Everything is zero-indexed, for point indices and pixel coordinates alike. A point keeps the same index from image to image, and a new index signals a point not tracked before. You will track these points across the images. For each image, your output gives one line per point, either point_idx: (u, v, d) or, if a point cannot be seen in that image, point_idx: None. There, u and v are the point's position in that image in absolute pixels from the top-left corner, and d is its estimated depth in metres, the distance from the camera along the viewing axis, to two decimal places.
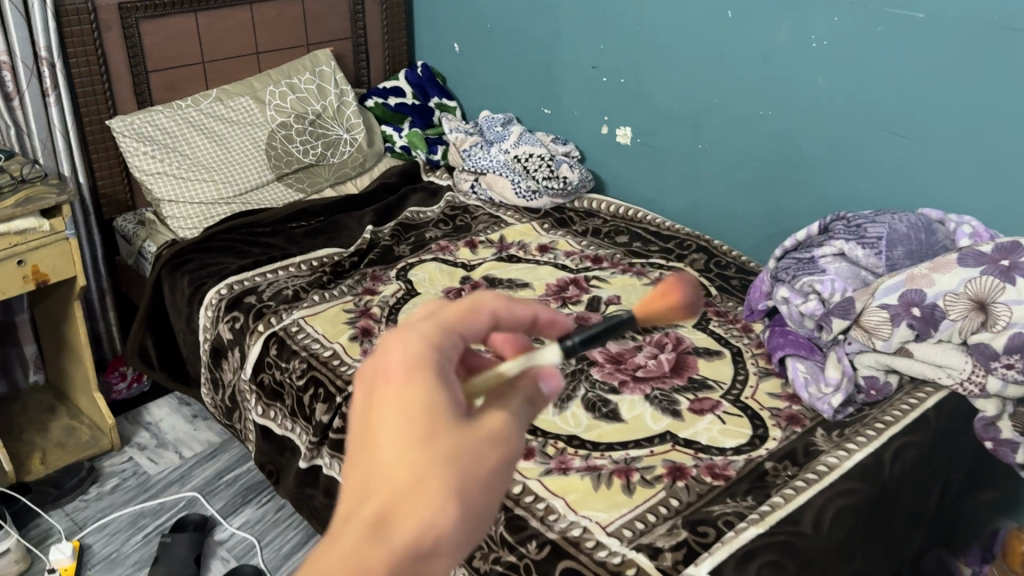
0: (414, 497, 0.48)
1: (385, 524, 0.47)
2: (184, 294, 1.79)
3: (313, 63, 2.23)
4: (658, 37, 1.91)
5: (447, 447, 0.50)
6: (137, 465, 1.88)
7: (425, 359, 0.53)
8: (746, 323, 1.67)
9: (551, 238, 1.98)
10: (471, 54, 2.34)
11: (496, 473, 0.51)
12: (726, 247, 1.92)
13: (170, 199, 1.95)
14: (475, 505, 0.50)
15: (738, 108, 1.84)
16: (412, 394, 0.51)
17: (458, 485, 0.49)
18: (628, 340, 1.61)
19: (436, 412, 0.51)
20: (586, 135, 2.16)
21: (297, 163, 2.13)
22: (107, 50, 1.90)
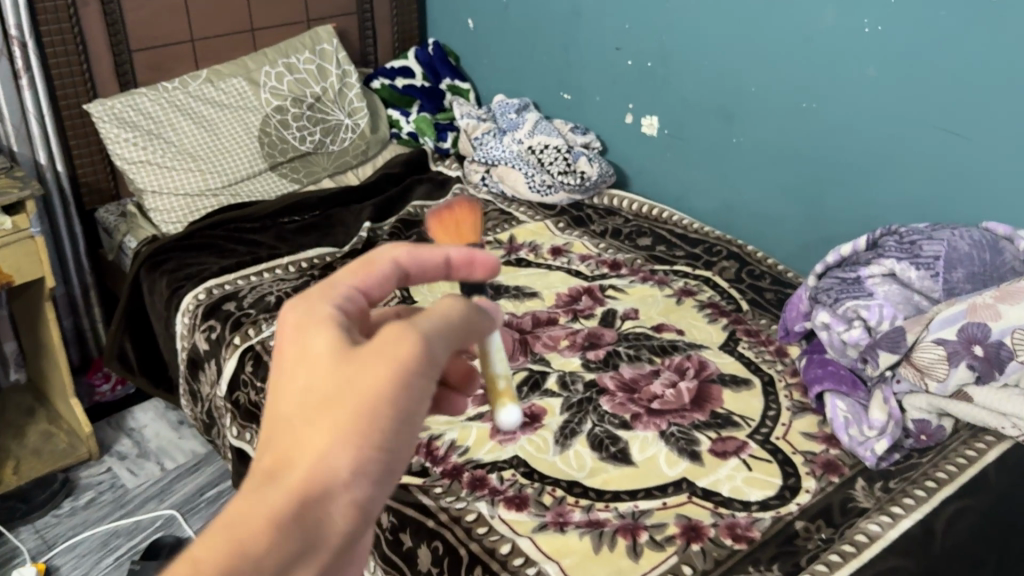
0: (299, 445, 0.51)
1: (281, 474, 0.50)
2: (162, 296, 1.65)
3: (313, 41, 2.05)
4: (689, 16, 1.70)
5: (343, 376, 0.52)
6: (115, 477, 1.76)
7: (312, 312, 0.56)
8: (780, 345, 1.49)
9: (565, 240, 1.81)
10: (485, 31, 2.15)
11: (388, 402, 0.51)
12: (760, 253, 1.72)
13: (153, 189, 1.80)
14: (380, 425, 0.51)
15: (777, 99, 1.63)
16: (305, 342, 0.54)
17: (362, 411, 0.51)
18: (644, 364, 1.43)
19: (328, 351, 0.54)
20: (608, 124, 1.96)
21: (293, 151, 1.96)
22: (86, 28, 1.74)
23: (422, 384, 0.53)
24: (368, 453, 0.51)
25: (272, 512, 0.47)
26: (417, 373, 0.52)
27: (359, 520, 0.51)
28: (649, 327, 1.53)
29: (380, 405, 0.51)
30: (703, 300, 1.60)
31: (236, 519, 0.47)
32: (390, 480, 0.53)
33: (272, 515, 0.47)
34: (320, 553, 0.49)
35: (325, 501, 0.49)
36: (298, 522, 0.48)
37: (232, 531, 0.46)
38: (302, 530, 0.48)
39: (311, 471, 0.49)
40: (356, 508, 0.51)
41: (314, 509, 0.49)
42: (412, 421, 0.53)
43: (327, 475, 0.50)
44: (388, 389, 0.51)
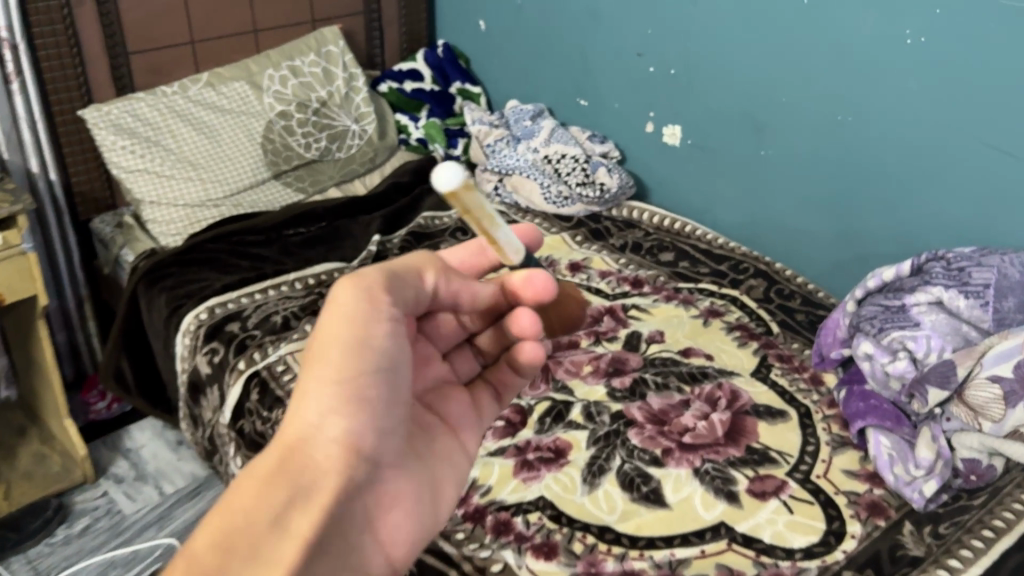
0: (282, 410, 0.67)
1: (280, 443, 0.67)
2: (160, 314, 1.56)
3: (319, 43, 1.96)
4: (716, 21, 1.62)
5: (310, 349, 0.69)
6: (111, 502, 1.68)
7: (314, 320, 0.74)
8: (815, 372, 1.41)
9: (584, 254, 1.73)
10: (498, 32, 2.06)
11: (340, 343, 0.67)
12: (789, 271, 1.64)
13: (152, 200, 1.71)
14: (338, 367, 0.66)
15: (809, 111, 1.55)
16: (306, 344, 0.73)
17: (323, 361, 0.67)
18: (674, 393, 1.35)
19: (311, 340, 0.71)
20: (627, 132, 1.88)
21: (298, 159, 1.87)
22: (81, 29, 1.65)
23: (369, 316, 0.68)
24: (336, 393, 0.66)
25: (263, 472, 0.64)
26: (362, 312, 0.68)
27: (345, 452, 0.66)
28: (677, 352, 1.45)
29: (328, 348, 0.67)
30: (731, 322, 1.53)
31: (238, 491, 0.64)
32: (370, 406, 0.68)
33: (264, 474, 0.64)
34: (317, 488, 0.65)
35: (309, 442, 0.66)
36: (285, 472, 0.64)
37: (234, 503, 0.63)
38: (289, 480, 0.64)
39: (286, 429, 0.66)
40: (339, 438, 0.66)
41: (297, 452, 0.65)
42: (374, 352, 0.68)
43: (300, 425, 0.66)
44: (337, 333, 0.67)
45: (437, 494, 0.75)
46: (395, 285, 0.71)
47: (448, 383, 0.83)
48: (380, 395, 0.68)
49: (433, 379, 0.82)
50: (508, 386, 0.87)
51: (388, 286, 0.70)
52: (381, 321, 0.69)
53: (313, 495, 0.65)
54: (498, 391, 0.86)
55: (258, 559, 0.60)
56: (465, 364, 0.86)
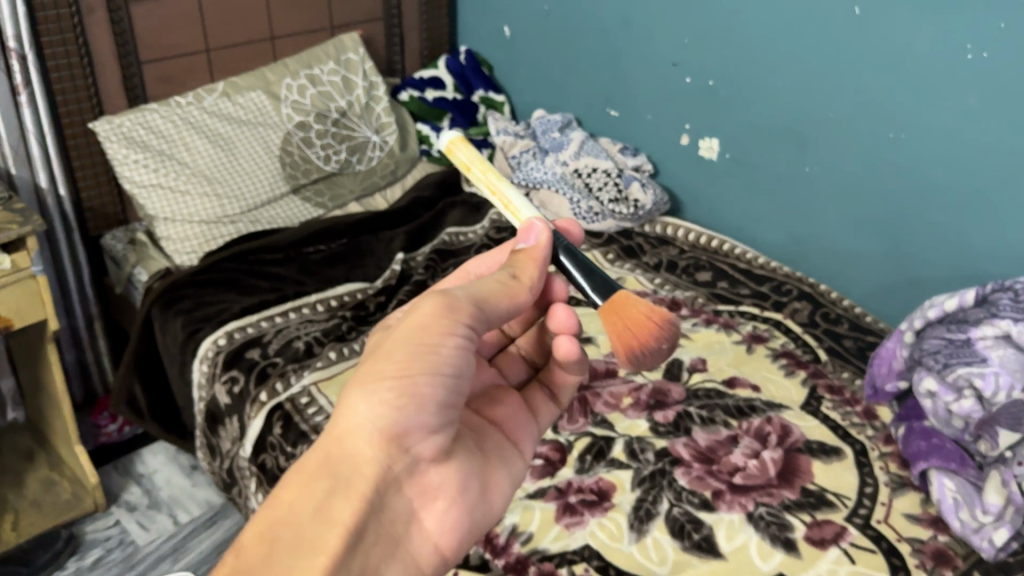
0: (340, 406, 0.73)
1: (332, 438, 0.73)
2: (176, 339, 1.49)
3: (338, 50, 1.89)
4: (757, 31, 1.54)
5: (375, 352, 0.73)
6: (123, 532, 1.61)
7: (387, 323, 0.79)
8: (868, 406, 1.34)
9: (617, 274, 1.65)
10: (524, 40, 1.99)
11: (405, 347, 0.71)
12: (834, 293, 1.57)
13: (165, 216, 1.64)
14: (397, 374, 0.70)
15: (857, 127, 1.47)
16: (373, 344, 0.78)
17: (383, 368, 0.71)
18: (720, 429, 1.28)
19: (379, 341, 0.76)
20: (660, 145, 1.80)
21: (317, 172, 1.80)
22: (91, 36, 1.58)
23: (439, 325, 0.72)
24: (395, 392, 0.70)
25: (313, 465, 0.71)
26: (435, 322, 0.72)
27: (393, 447, 0.71)
28: (721, 382, 1.37)
29: (394, 352, 0.71)
30: (776, 348, 1.45)
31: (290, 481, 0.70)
32: (426, 406, 0.71)
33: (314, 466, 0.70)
34: (361, 481, 0.70)
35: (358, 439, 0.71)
36: (333, 465, 0.70)
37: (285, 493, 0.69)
38: (332, 473, 0.70)
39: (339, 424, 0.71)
40: (388, 433, 0.70)
41: (346, 447, 0.71)
42: (438, 358, 0.72)
43: (354, 421, 0.71)
44: (405, 340, 0.72)
45: (487, 488, 0.79)
46: (482, 308, 0.74)
47: (500, 386, 0.90)
48: (437, 396, 0.72)
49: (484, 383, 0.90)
50: (563, 385, 0.92)
51: (477, 308, 0.74)
52: (453, 331, 0.72)
53: (357, 488, 0.70)
54: (553, 391, 0.91)
55: (300, 545, 0.66)
56: (514, 370, 0.94)
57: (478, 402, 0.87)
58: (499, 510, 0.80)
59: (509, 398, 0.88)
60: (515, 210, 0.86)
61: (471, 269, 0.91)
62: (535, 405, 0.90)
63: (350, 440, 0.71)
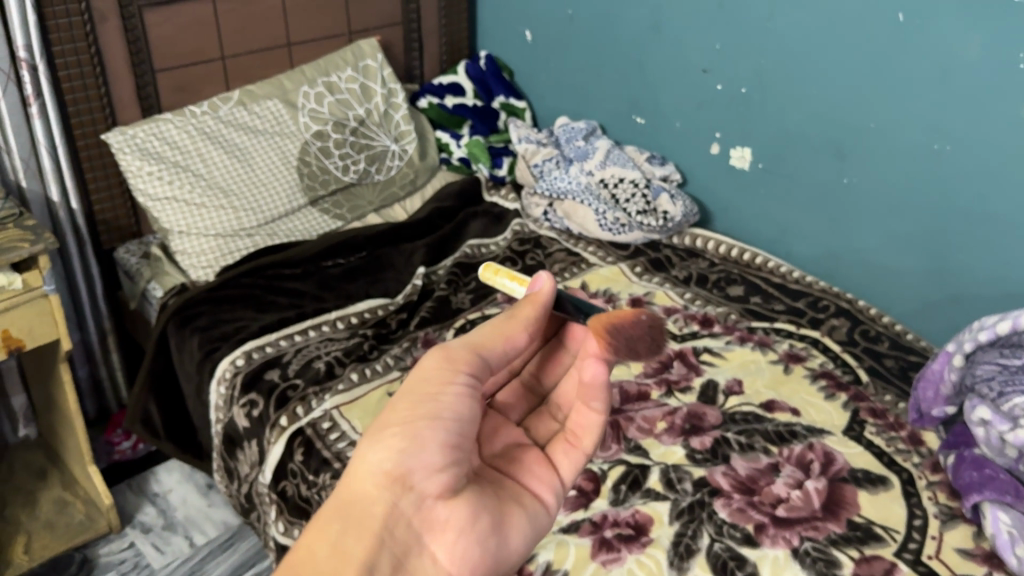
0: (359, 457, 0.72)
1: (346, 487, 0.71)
2: (193, 358, 1.44)
3: (356, 57, 1.84)
4: (794, 37, 1.48)
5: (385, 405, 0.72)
6: (138, 555, 1.56)
7: None
8: (913, 430, 1.29)
9: (646, 289, 1.60)
10: (547, 45, 1.93)
11: (409, 393, 0.70)
12: (873, 310, 1.52)
13: (181, 229, 1.59)
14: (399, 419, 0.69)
15: (899, 138, 1.41)
16: None
17: (385, 415, 0.69)
18: (760, 456, 1.22)
19: None
20: (689, 154, 1.74)
21: (335, 183, 1.75)
22: (104, 45, 1.53)
23: (439, 374, 0.70)
24: (399, 436, 0.68)
25: (326, 510, 0.68)
26: (436, 369, 0.70)
27: (400, 487, 0.68)
28: (759, 406, 1.32)
29: (399, 399, 0.70)
30: (815, 369, 1.40)
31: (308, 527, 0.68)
32: (431, 445, 0.68)
33: (327, 510, 0.68)
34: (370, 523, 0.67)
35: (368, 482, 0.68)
36: (343, 509, 0.68)
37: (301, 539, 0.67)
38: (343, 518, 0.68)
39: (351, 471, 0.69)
40: (393, 474, 0.68)
41: (355, 491, 0.68)
42: (441, 403, 0.69)
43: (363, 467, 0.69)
44: (409, 387, 0.70)
45: (504, 530, 0.71)
46: (483, 355, 0.72)
47: (524, 444, 0.81)
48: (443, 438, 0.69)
49: (503, 442, 0.80)
50: (586, 429, 0.81)
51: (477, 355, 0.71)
52: (455, 378, 0.70)
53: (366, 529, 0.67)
54: (574, 438, 0.81)
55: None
56: (545, 428, 0.84)
57: (495, 459, 0.78)
58: (517, 552, 0.72)
59: (530, 453, 0.80)
60: None
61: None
62: (555, 455, 0.80)
63: (358, 486, 0.68)
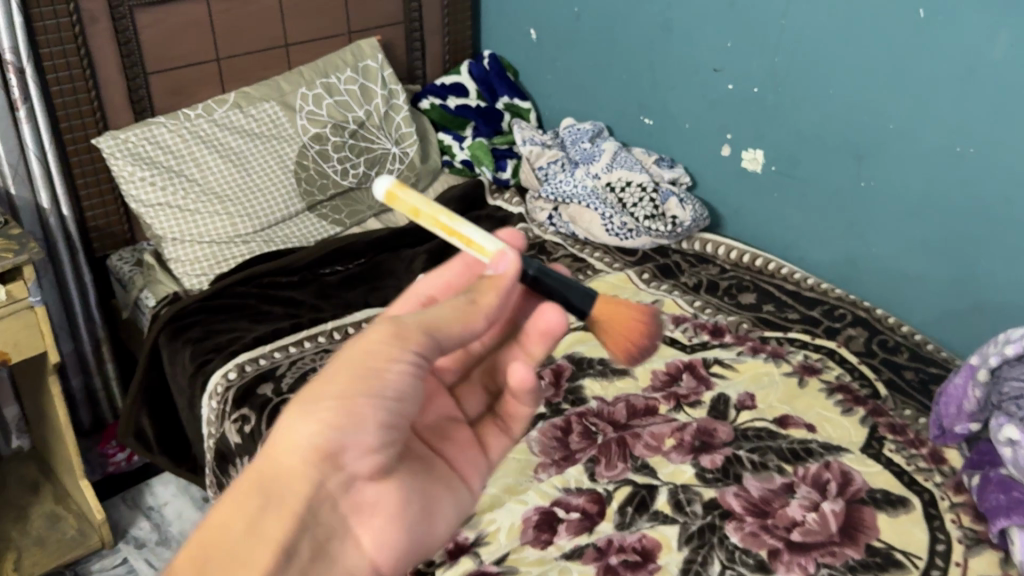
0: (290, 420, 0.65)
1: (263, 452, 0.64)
2: (185, 370, 1.39)
3: (356, 57, 1.78)
4: (809, 34, 1.42)
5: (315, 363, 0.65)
6: (132, 571, 1.52)
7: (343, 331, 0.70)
8: (934, 447, 1.23)
9: (654, 296, 1.54)
10: (553, 43, 1.87)
11: (350, 364, 0.62)
12: (891, 319, 1.47)
13: (174, 236, 1.55)
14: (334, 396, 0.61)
15: (920, 140, 1.35)
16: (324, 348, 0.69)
17: (318, 388, 0.62)
18: (774, 476, 1.16)
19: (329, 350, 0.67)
20: (699, 156, 1.69)
21: (334, 187, 1.70)
22: (95, 47, 1.49)
23: (384, 350, 0.61)
24: (334, 413, 0.61)
25: (243, 479, 0.62)
26: (379, 342, 0.62)
27: (328, 466, 0.62)
28: (773, 421, 1.26)
29: (338, 368, 0.62)
30: (831, 381, 1.34)
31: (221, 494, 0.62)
32: (369, 425, 0.62)
33: (245, 481, 0.62)
34: (292, 503, 0.62)
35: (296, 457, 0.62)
36: (263, 482, 0.62)
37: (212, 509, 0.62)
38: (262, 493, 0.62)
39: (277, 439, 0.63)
40: (324, 453, 0.62)
41: (278, 463, 0.62)
42: (388, 383, 0.62)
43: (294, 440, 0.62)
44: (349, 357, 0.62)
45: (428, 512, 0.70)
46: (435, 334, 0.63)
47: (456, 420, 0.78)
48: (384, 421, 0.63)
49: (434, 415, 0.77)
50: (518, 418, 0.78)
51: (429, 333, 0.62)
52: (401, 355, 0.62)
53: (288, 508, 0.62)
54: (506, 423, 0.78)
55: (227, 569, 0.58)
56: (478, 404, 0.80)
57: (426, 432, 0.75)
58: (441, 535, 0.71)
59: (460, 432, 0.77)
60: (476, 247, 0.71)
61: (419, 290, 0.77)
62: (486, 436, 0.78)
63: (281, 458, 0.62)
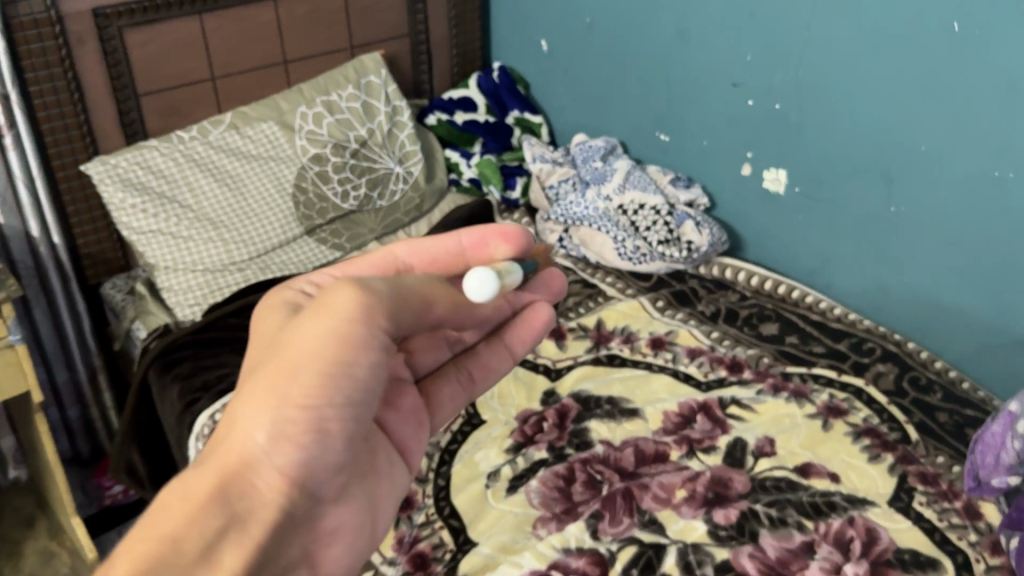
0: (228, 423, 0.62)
1: (213, 453, 0.61)
2: (173, 409, 1.33)
3: (358, 73, 1.71)
4: (834, 48, 1.32)
5: (270, 349, 0.63)
6: None
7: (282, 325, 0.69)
8: (969, 500, 1.13)
9: (668, 327, 1.45)
10: (564, 55, 1.79)
11: (321, 362, 0.62)
12: (924, 353, 1.37)
13: (167, 265, 1.49)
14: (301, 393, 0.61)
15: (954, 162, 1.25)
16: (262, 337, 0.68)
17: (288, 382, 0.61)
18: (793, 533, 1.07)
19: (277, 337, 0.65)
20: (718, 175, 1.59)
21: (333, 210, 1.63)
22: (82, 71, 1.43)
23: (358, 342, 0.63)
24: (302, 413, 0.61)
25: (196, 494, 0.58)
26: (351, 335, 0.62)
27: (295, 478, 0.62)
28: (794, 470, 1.17)
29: (306, 367, 0.61)
30: (857, 424, 1.25)
31: (159, 515, 0.56)
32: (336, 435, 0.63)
33: (199, 499, 0.58)
34: (255, 521, 0.60)
35: (258, 469, 0.61)
36: (221, 499, 0.59)
37: (154, 528, 0.55)
38: (224, 501, 0.59)
39: (231, 447, 0.60)
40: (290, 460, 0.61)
41: (239, 464, 0.60)
42: (354, 385, 0.63)
43: (255, 450, 0.61)
44: (317, 346, 0.62)
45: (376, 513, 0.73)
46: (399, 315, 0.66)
47: (403, 382, 0.82)
48: (351, 424, 0.65)
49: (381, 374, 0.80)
50: (481, 369, 0.88)
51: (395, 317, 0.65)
52: (372, 350, 0.64)
53: (249, 528, 0.60)
54: (468, 376, 0.88)
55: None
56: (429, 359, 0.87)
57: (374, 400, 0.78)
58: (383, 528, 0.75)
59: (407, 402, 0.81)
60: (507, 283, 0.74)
61: (398, 256, 0.81)
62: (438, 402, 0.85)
63: (240, 463, 0.60)
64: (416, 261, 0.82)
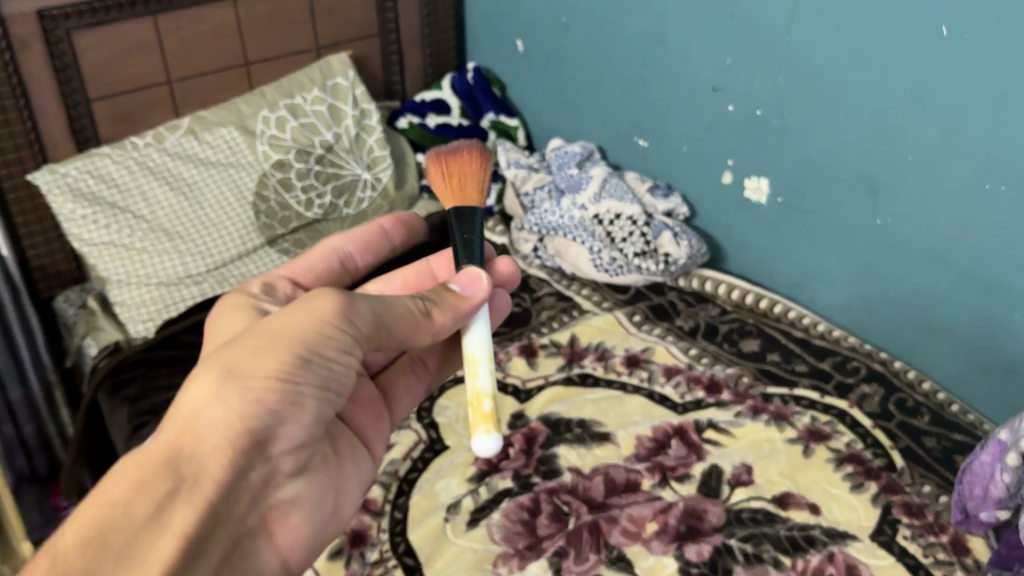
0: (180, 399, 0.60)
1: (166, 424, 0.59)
2: (121, 433, 1.26)
3: (324, 75, 1.64)
4: (815, 51, 1.25)
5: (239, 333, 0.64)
6: None
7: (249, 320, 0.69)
8: (957, 533, 1.07)
9: (645, 344, 1.39)
10: (540, 56, 1.72)
11: (293, 347, 0.62)
12: (911, 372, 1.31)
13: (120, 278, 1.42)
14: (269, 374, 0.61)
15: (941, 173, 1.18)
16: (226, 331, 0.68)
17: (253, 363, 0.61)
18: (770, 571, 1.01)
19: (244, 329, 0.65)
20: (698, 183, 1.53)
21: (297, 219, 1.57)
22: (28, 76, 1.36)
23: (332, 334, 0.63)
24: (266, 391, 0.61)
25: (150, 457, 0.55)
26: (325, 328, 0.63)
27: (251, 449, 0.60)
28: (772, 500, 1.11)
29: (277, 348, 0.62)
30: (839, 450, 1.18)
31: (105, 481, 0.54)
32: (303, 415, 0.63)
33: (151, 462, 0.55)
34: (203, 483, 0.57)
35: (208, 439, 0.58)
36: (173, 462, 0.56)
37: (107, 491, 0.53)
38: (176, 466, 0.56)
39: (187, 415, 0.58)
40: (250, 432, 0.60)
41: (198, 434, 0.58)
42: (330, 373, 0.64)
43: (212, 421, 0.59)
44: (291, 334, 0.62)
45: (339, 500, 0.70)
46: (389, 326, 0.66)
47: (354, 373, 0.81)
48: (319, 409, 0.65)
49: None
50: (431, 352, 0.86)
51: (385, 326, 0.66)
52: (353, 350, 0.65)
53: (201, 492, 0.57)
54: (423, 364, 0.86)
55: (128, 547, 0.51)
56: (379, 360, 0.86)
57: None
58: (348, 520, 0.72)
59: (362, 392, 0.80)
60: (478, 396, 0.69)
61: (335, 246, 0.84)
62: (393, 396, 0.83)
63: (195, 431, 0.58)
64: (352, 247, 0.85)
